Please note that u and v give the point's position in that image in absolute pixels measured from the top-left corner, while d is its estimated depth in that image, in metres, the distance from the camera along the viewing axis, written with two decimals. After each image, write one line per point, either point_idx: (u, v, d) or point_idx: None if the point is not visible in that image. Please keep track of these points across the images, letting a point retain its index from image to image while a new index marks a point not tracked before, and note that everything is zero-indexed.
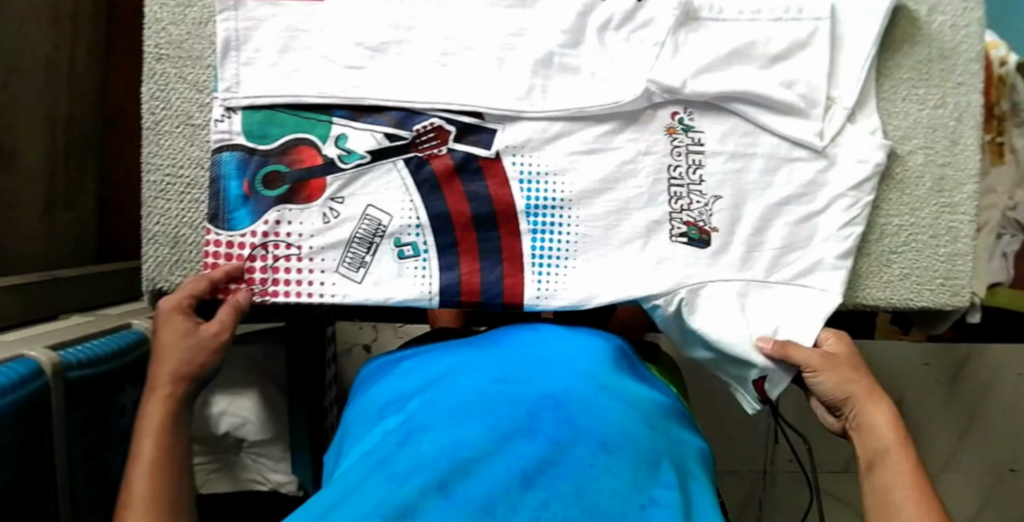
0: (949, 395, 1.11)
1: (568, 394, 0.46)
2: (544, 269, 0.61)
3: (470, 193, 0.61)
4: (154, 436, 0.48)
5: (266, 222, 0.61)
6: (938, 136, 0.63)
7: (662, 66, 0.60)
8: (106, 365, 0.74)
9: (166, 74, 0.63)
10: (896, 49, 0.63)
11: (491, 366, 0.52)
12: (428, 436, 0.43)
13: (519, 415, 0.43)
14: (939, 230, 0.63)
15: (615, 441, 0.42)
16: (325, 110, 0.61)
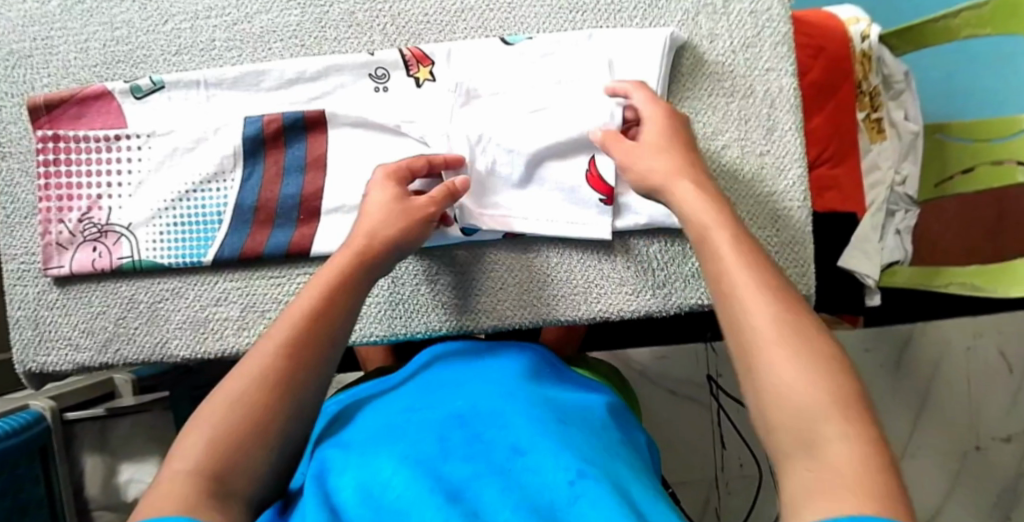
0: (898, 380, 1.06)
1: (474, 410, 0.46)
2: (379, 306, 0.63)
3: (279, 239, 0.63)
4: (277, 352, 0.44)
5: (121, 297, 0.65)
6: (753, 126, 0.62)
7: (450, 114, 0.61)
8: (14, 438, 0.70)
9: (10, 170, 0.67)
10: (696, 44, 0.62)
11: (404, 396, 0.51)
12: (340, 474, 0.42)
13: (426, 438, 0.43)
14: (769, 218, 0.62)
15: (527, 439, 0.42)
16: (139, 231, 0.63)
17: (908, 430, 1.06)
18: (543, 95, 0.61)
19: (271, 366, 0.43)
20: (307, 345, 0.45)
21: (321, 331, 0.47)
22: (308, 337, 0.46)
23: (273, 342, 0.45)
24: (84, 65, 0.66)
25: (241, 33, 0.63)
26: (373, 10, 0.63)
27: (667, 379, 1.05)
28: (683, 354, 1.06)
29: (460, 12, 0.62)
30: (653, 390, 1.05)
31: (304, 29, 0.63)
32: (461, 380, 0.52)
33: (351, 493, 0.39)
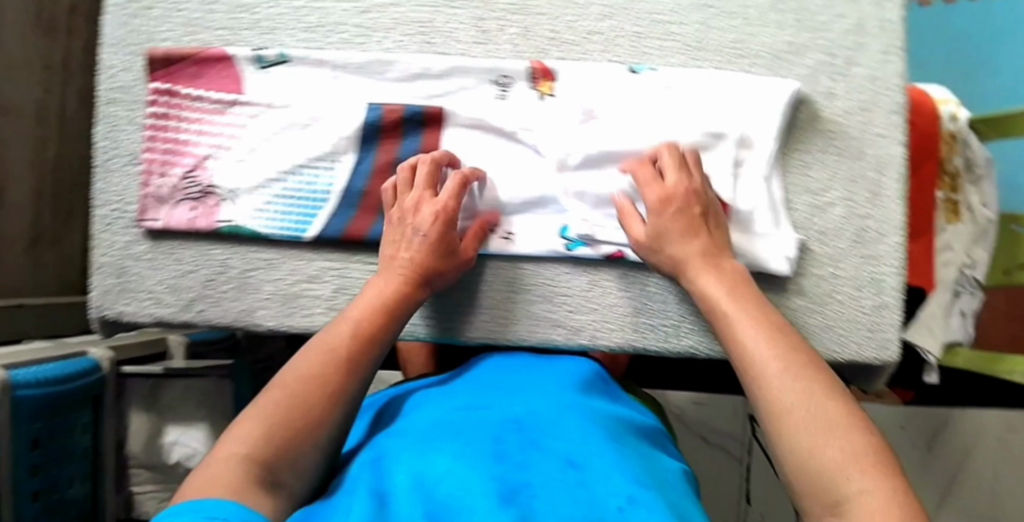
0: (925, 460, 1.07)
1: (532, 416, 0.46)
2: (477, 306, 0.64)
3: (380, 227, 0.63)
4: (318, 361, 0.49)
5: (214, 259, 0.65)
6: (858, 188, 0.63)
7: (569, 129, 0.62)
8: (63, 385, 0.71)
9: (116, 116, 0.66)
10: (814, 100, 0.63)
11: (460, 396, 0.52)
12: (397, 464, 0.42)
13: (483, 438, 0.43)
14: (863, 281, 0.63)
15: (582, 455, 0.41)
16: (243, 197, 0.64)
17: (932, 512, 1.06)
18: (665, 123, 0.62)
19: (310, 375, 0.49)
20: (349, 364, 0.50)
21: (360, 353, 0.51)
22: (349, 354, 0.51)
23: (314, 355, 0.50)
24: (207, 26, 0.65)
25: (372, 22, 0.64)
26: (505, 19, 0.63)
27: (700, 424, 1.05)
28: (720, 401, 1.06)
29: (589, 33, 0.63)
30: (686, 433, 1.05)
31: (434, 27, 0.64)
32: (519, 389, 0.52)
33: (404, 481, 0.40)
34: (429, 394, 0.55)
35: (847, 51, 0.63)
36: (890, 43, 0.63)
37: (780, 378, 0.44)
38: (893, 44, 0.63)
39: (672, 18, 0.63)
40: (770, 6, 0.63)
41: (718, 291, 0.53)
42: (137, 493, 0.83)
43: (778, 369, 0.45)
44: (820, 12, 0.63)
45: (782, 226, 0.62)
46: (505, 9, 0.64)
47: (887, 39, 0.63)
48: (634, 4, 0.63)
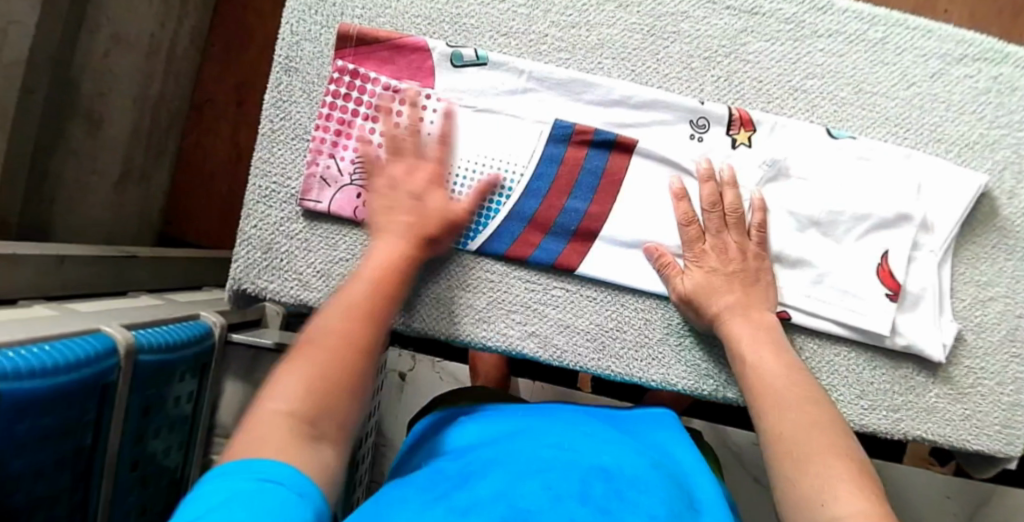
0: None
1: (620, 468, 0.44)
2: (633, 340, 0.63)
3: (548, 248, 0.62)
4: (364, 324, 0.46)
5: (371, 251, 0.63)
6: (1021, 288, 0.64)
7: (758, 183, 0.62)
8: (178, 352, 0.67)
9: (291, 86, 0.63)
10: (996, 196, 0.64)
11: (549, 433, 0.50)
12: (484, 484, 0.40)
13: (569, 477, 0.41)
14: (1006, 378, 0.64)
15: (664, 517, 0.39)
16: None
17: None
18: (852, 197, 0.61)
19: (357, 319, 0.46)
20: (379, 317, 0.48)
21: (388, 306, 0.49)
22: (380, 308, 0.48)
23: (353, 298, 0.48)
24: (406, 12, 0.63)
25: (577, 38, 0.63)
26: (712, 61, 0.63)
27: (756, 467, 1.06)
28: None
29: (794, 90, 0.63)
30: (742, 476, 1.06)
31: (638, 55, 0.63)
32: (611, 438, 0.50)
33: (486, 502, 0.38)
34: (518, 423, 0.53)
35: None
36: None
37: (812, 432, 0.46)
38: None
39: (878, 90, 0.63)
40: (972, 97, 0.64)
41: (750, 337, 0.55)
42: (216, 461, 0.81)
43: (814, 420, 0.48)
44: (1018, 112, 0.64)
45: (946, 317, 0.63)
46: (715, 50, 0.63)
47: None
48: (844, 69, 0.63)
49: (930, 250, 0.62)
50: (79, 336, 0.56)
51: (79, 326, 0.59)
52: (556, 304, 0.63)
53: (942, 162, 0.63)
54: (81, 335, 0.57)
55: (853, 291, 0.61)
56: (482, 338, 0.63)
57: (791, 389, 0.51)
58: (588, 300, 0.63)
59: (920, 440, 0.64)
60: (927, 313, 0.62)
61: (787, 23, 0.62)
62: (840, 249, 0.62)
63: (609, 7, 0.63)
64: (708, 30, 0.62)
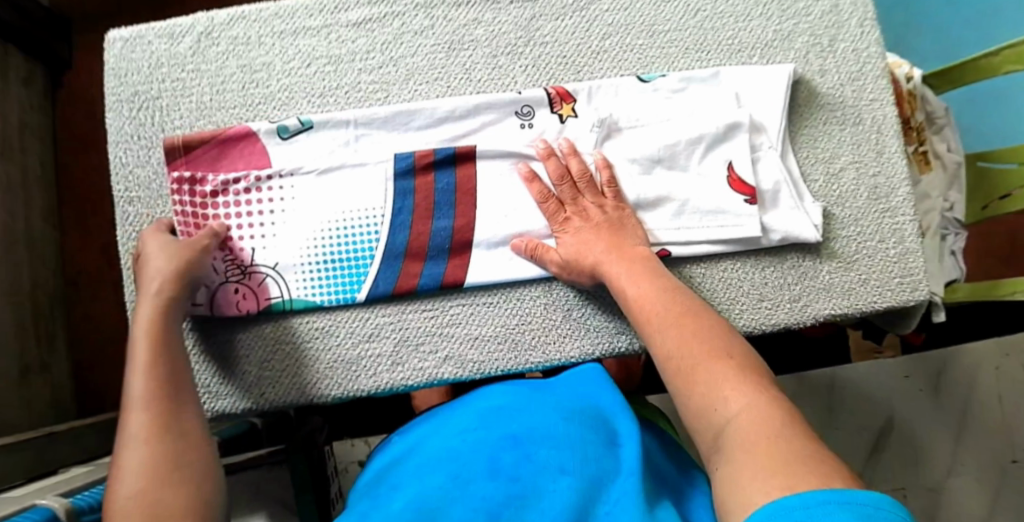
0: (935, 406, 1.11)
1: (530, 429, 0.48)
2: (539, 326, 0.65)
3: (430, 273, 0.64)
4: (140, 410, 0.48)
5: (268, 339, 0.63)
6: (864, 150, 0.68)
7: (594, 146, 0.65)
8: None
9: (138, 215, 0.64)
10: (810, 78, 0.69)
11: (465, 417, 0.53)
12: (406, 492, 0.45)
13: (481, 462, 0.45)
14: (885, 233, 0.68)
15: (575, 464, 0.44)
16: (292, 273, 0.63)
17: (951, 455, 1.09)
18: (679, 129, 0.65)
19: (151, 419, 0.47)
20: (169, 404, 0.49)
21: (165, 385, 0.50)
22: (155, 382, 0.49)
23: (133, 399, 0.48)
24: (223, 107, 0.65)
25: (389, 75, 0.66)
26: (516, 53, 0.67)
27: None
28: None
29: (596, 53, 0.67)
30: None
31: (450, 71, 0.66)
32: (523, 401, 0.53)
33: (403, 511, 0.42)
34: (442, 414, 0.57)
35: (828, 29, 0.69)
36: (862, 17, 0.70)
37: (691, 351, 0.49)
38: (865, 17, 0.70)
39: (669, 27, 0.68)
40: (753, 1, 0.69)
41: (629, 276, 0.57)
42: None
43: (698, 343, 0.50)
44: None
45: (808, 203, 0.66)
46: (514, 43, 0.66)
47: (859, 14, 0.70)
48: (632, 19, 0.68)
49: (770, 147, 0.66)
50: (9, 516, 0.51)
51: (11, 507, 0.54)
52: (457, 321, 0.65)
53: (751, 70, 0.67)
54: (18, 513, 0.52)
55: (712, 209, 0.64)
56: (401, 379, 0.64)
57: (672, 320, 0.52)
58: (484, 307, 0.65)
59: (832, 318, 0.67)
60: (789, 204, 0.65)
61: None
62: (686, 177, 0.65)
63: (406, 38, 0.66)
64: (501, 28, 0.66)
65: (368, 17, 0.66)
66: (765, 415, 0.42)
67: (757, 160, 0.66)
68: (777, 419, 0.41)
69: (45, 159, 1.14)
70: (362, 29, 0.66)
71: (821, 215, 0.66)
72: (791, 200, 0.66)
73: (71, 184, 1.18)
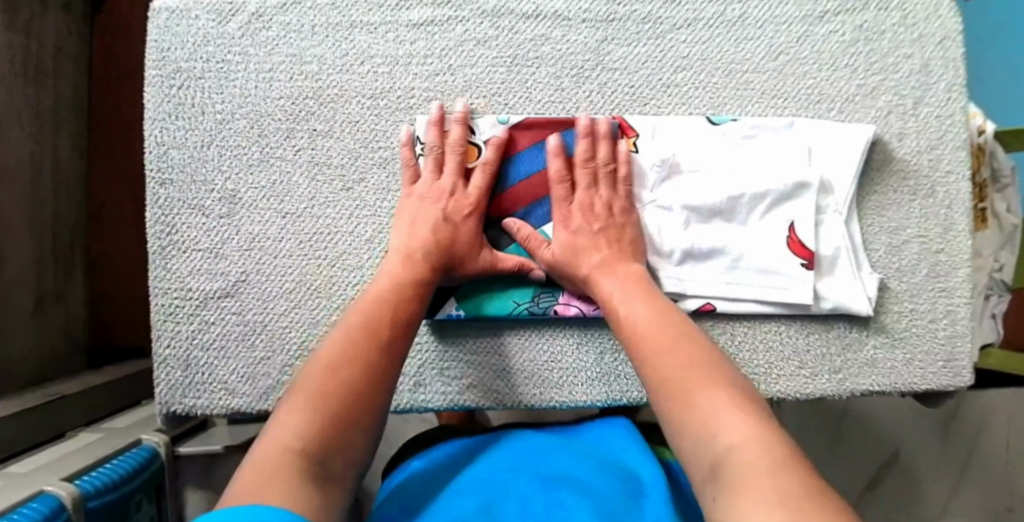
0: (944, 442, 1.19)
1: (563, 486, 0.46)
2: (573, 362, 0.63)
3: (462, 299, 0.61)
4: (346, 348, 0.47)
5: (292, 343, 0.62)
6: (931, 225, 0.65)
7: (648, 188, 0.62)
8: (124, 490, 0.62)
9: (170, 198, 0.62)
10: (888, 140, 0.65)
11: (493, 462, 0.52)
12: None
13: (514, 506, 0.43)
14: (938, 313, 0.65)
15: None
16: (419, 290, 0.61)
17: (952, 488, 1.18)
18: (745, 182, 0.61)
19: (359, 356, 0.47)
20: (380, 343, 0.49)
21: (392, 357, 0.49)
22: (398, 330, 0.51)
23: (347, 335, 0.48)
24: (268, 97, 0.62)
25: (444, 84, 0.62)
26: (581, 76, 0.62)
27: None
28: None
29: (667, 86, 0.63)
30: None
31: (510, 88, 0.62)
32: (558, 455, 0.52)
33: None
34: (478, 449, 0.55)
35: (914, 90, 0.65)
36: (953, 82, 0.65)
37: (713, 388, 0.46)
38: (955, 82, 0.65)
39: (747, 68, 0.63)
40: (841, 51, 0.64)
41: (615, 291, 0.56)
42: None
43: (694, 384, 0.47)
44: (888, 54, 0.65)
45: (864, 271, 0.63)
46: (580, 64, 0.62)
47: (950, 77, 0.65)
48: (709, 54, 0.63)
49: (835, 210, 0.63)
50: (16, 506, 0.50)
51: (18, 491, 0.53)
52: (487, 349, 0.62)
53: (829, 129, 0.63)
54: (24, 500, 0.52)
55: (765, 270, 0.61)
56: (422, 400, 0.62)
57: (690, 374, 0.47)
58: (520, 334, 0.63)
59: (870, 394, 0.64)
60: (847, 275, 0.62)
61: (644, 23, 0.63)
62: (743, 229, 0.62)
63: (467, 46, 0.62)
64: (569, 47, 0.62)
65: (431, 18, 0.62)
66: (766, 446, 0.40)
67: (821, 222, 0.62)
68: (777, 454, 0.39)
69: (79, 97, 1.11)
70: (422, 31, 0.62)
71: (876, 289, 0.63)
72: (851, 270, 0.62)
73: (102, 122, 1.14)
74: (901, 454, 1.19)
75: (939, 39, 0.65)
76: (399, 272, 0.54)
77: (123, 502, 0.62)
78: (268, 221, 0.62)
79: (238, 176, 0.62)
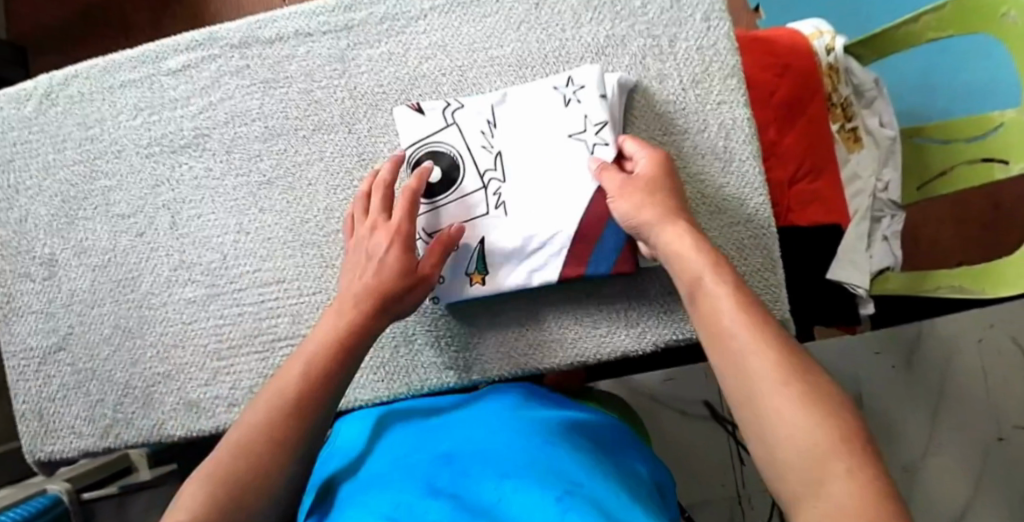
0: (909, 377, 1.10)
1: (474, 453, 0.47)
2: (370, 362, 0.66)
3: (259, 315, 0.65)
4: (231, 452, 0.47)
5: (120, 383, 0.67)
6: (709, 159, 0.63)
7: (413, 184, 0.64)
8: None
9: (3, 271, 0.69)
10: (647, 85, 0.64)
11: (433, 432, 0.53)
12: (378, 499, 0.43)
13: (434, 481, 0.43)
14: (732, 248, 0.63)
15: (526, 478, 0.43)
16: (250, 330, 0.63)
17: (927, 429, 1.07)
18: (525, 172, 0.62)
19: (273, 432, 0.48)
20: (309, 385, 0.51)
21: (303, 407, 0.50)
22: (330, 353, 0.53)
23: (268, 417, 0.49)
24: (65, 165, 0.68)
25: (209, 121, 0.66)
26: (331, 87, 0.65)
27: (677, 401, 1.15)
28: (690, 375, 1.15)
29: (414, 78, 0.65)
30: (665, 411, 1.15)
31: (268, 111, 0.65)
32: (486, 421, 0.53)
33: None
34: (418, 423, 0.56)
35: (668, 28, 0.63)
36: (709, 10, 0.63)
37: (760, 318, 0.44)
38: (712, 9, 0.63)
39: (489, 45, 0.64)
40: (583, 6, 0.64)
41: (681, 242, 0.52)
42: None
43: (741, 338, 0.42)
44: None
45: None
46: (329, 75, 0.65)
47: (706, 6, 0.63)
48: (451, 39, 0.64)
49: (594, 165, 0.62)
50: None
51: None
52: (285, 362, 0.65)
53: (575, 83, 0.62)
54: None
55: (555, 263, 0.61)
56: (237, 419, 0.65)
57: (749, 330, 0.43)
58: None
59: (673, 342, 0.64)
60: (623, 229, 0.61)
61: (382, 23, 0.65)
62: (527, 213, 0.62)
63: (224, 81, 0.66)
64: (315, 62, 0.65)
65: (187, 62, 0.66)
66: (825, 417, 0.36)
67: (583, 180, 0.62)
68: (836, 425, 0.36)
69: None
70: (181, 76, 0.66)
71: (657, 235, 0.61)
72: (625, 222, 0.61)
73: None
74: (863, 395, 1.10)
75: None
76: (337, 320, 0.55)
77: None
78: (81, 276, 0.68)
79: (52, 241, 0.68)
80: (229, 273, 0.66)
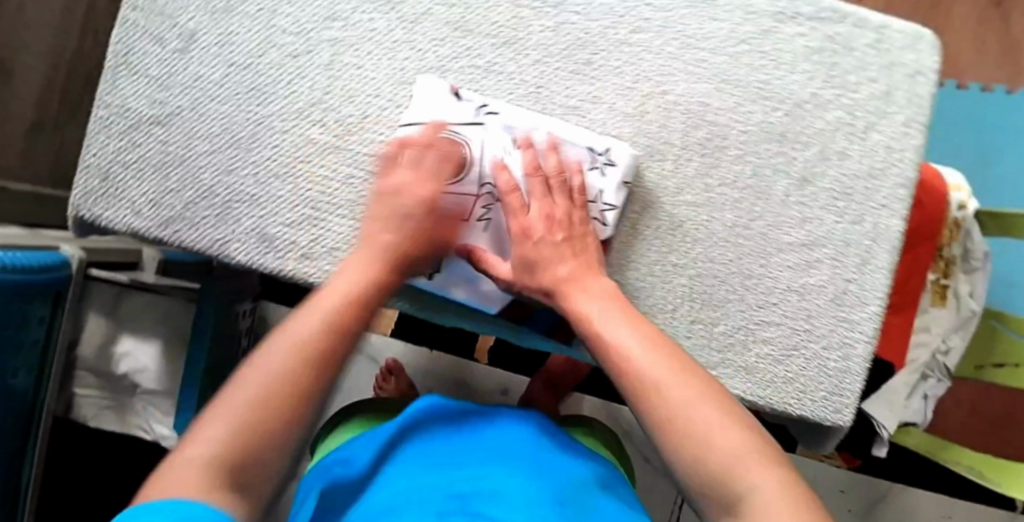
0: None
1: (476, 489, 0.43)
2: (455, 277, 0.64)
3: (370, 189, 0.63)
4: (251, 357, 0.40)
5: (203, 185, 0.64)
6: (850, 251, 0.63)
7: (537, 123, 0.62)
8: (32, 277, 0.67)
9: (134, 23, 0.65)
10: (828, 156, 0.63)
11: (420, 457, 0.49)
12: None
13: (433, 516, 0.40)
14: (832, 342, 0.63)
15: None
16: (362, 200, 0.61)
17: None
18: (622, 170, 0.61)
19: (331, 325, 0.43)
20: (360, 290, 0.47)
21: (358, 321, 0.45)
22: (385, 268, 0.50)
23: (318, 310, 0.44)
24: None
25: None
26: (540, 11, 0.63)
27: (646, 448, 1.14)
28: None
29: (621, 42, 0.63)
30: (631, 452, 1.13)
31: (468, 3, 0.63)
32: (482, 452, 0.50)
33: None
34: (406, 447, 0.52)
35: (870, 116, 0.63)
36: (913, 118, 0.64)
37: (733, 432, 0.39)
38: (916, 119, 0.64)
39: (705, 47, 0.63)
40: (804, 55, 0.63)
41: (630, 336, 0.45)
42: (81, 394, 0.85)
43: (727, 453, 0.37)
44: (853, 72, 0.63)
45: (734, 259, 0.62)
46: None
47: (911, 113, 0.64)
48: (673, 23, 0.63)
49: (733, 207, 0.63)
50: None
51: None
52: None
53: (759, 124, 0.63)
54: None
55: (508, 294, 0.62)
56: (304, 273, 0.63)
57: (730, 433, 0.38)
58: None
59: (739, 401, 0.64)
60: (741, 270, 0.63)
61: None
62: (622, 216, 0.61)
63: None
64: None
65: None
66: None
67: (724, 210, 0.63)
68: None
69: None
70: None
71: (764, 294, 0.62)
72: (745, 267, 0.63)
73: None
74: None
75: (910, 72, 0.64)
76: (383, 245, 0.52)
77: (30, 286, 0.67)
78: (214, 66, 0.65)
79: (201, 18, 0.65)
80: (360, 136, 0.63)
